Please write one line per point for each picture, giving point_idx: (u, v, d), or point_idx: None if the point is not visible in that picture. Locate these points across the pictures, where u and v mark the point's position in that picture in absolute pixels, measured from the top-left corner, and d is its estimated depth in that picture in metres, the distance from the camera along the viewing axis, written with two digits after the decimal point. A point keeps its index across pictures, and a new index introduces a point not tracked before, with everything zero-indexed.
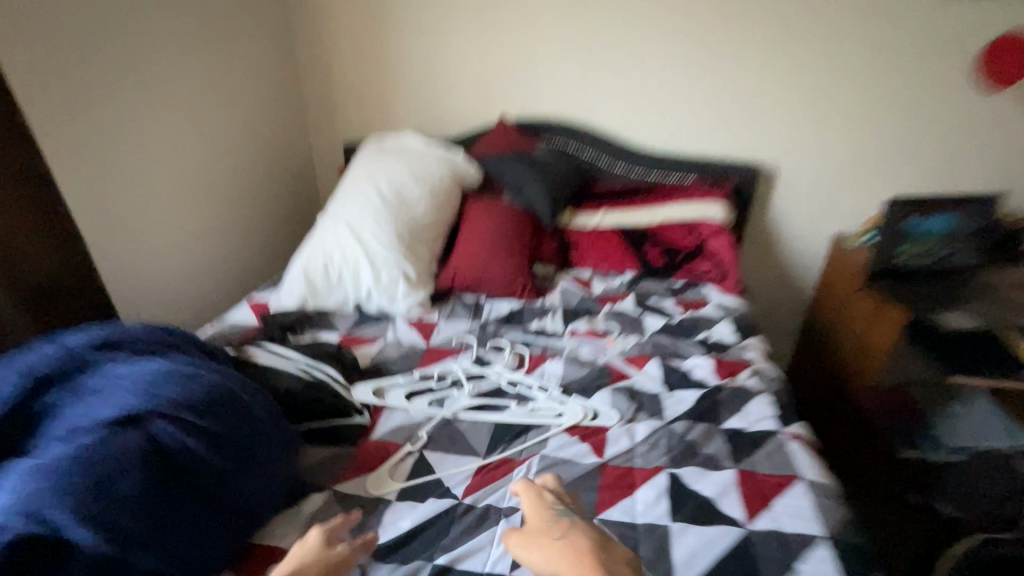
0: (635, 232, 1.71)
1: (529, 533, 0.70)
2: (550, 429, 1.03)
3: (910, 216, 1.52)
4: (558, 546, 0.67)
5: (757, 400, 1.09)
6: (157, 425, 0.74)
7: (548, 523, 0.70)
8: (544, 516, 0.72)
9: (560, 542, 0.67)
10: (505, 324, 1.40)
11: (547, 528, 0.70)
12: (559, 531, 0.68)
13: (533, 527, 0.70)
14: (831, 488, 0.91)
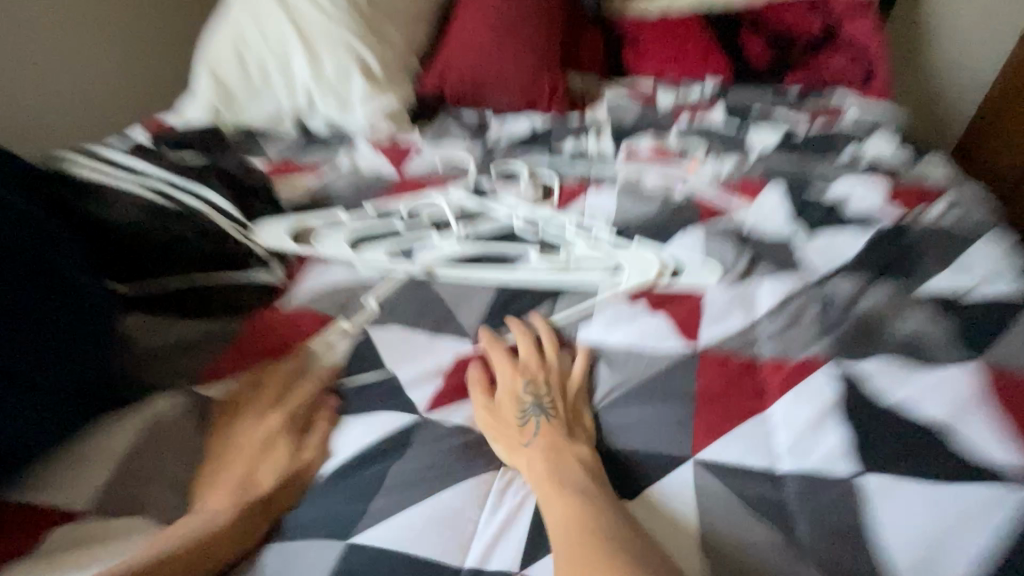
0: (724, 15, 1.12)
1: (498, 420, 0.45)
2: (598, 292, 0.58)
3: None
4: (517, 437, 0.43)
5: (972, 242, 0.60)
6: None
7: (506, 396, 0.46)
8: (508, 388, 0.47)
9: (522, 428, 0.44)
10: (523, 147, 0.90)
11: (507, 407, 0.45)
12: (526, 434, 0.42)
13: (497, 416, 0.45)
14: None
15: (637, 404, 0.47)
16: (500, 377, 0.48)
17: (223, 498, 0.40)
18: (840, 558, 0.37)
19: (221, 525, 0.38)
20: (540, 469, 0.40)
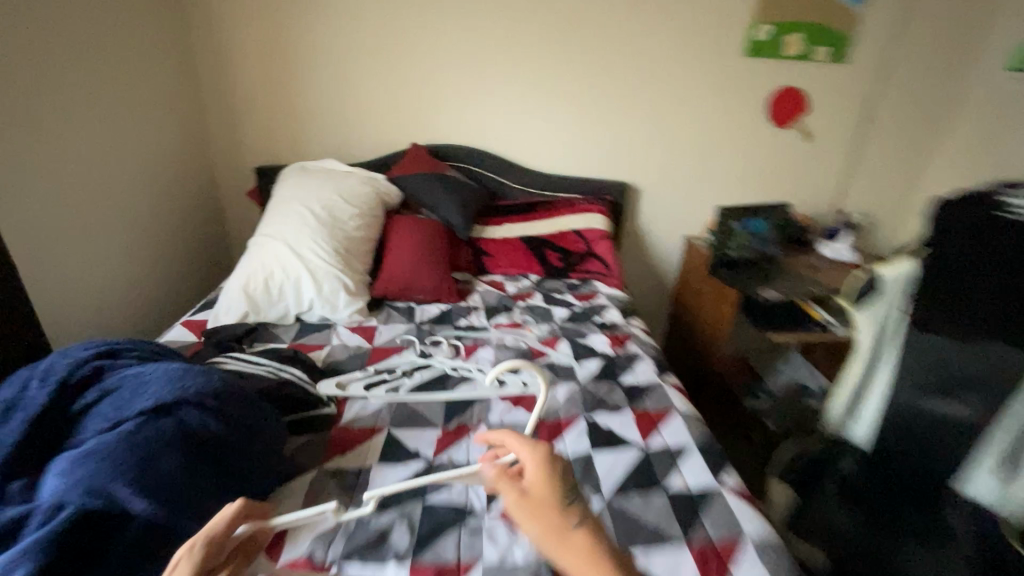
0: (535, 239, 2.04)
1: (538, 501, 0.64)
2: (490, 397, 1.27)
3: (733, 219, 2.07)
4: (557, 481, 0.66)
5: (638, 360, 1.45)
6: (185, 412, 0.80)
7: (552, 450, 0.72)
8: (549, 481, 0.67)
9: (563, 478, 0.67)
10: (437, 323, 1.62)
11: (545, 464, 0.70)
12: (569, 515, 0.61)
13: (544, 498, 0.64)
14: (695, 414, 1.26)
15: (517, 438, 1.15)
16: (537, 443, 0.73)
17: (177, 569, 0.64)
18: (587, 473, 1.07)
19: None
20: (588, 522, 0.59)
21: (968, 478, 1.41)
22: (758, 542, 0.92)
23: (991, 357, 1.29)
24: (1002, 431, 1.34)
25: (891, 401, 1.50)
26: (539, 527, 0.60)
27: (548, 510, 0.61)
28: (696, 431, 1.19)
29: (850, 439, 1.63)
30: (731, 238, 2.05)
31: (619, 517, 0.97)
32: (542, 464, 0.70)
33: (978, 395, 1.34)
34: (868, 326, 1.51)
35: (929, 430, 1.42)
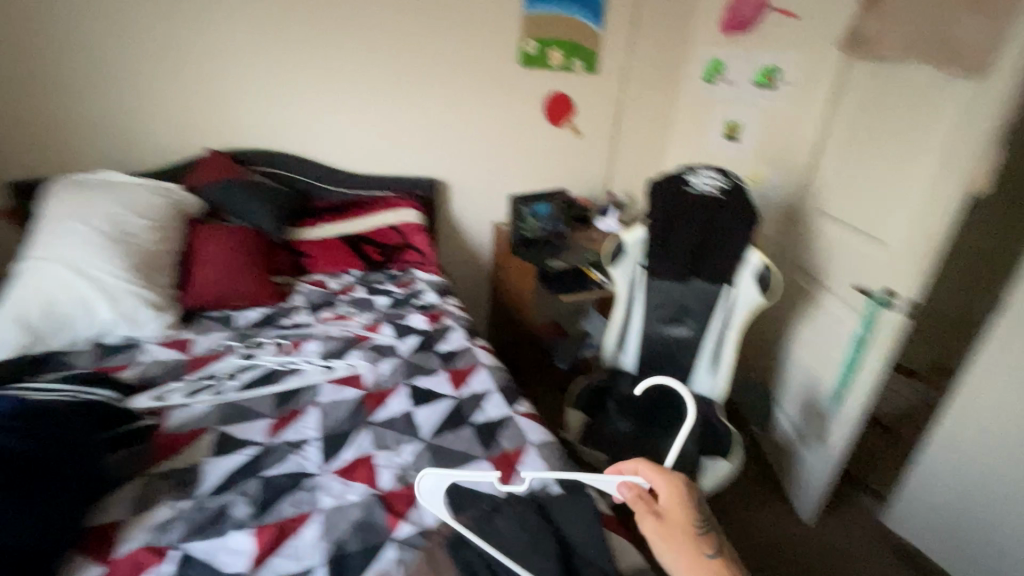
0: (354, 236, 2.18)
1: (670, 527, 0.85)
2: (319, 383, 1.40)
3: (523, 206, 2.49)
4: (690, 517, 0.86)
5: (452, 332, 1.72)
6: None
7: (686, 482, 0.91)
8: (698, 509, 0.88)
9: (695, 513, 0.87)
10: (260, 326, 1.66)
11: (684, 497, 0.89)
12: (702, 544, 0.83)
13: (678, 528, 0.85)
14: (498, 365, 1.57)
15: (346, 410, 1.31)
16: (673, 476, 0.92)
17: None
18: (408, 424, 1.28)
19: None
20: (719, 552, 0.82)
21: (694, 375, 2.06)
22: (537, 445, 1.24)
23: (692, 290, 1.98)
24: (708, 339, 2.02)
25: (645, 332, 2.08)
26: (671, 554, 0.83)
27: (686, 540, 0.83)
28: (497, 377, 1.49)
29: (622, 368, 2.14)
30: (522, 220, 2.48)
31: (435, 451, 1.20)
32: (675, 495, 0.89)
33: (695, 315, 2.01)
34: (621, 278, 2.03)
35: (669, 346, 2.06)
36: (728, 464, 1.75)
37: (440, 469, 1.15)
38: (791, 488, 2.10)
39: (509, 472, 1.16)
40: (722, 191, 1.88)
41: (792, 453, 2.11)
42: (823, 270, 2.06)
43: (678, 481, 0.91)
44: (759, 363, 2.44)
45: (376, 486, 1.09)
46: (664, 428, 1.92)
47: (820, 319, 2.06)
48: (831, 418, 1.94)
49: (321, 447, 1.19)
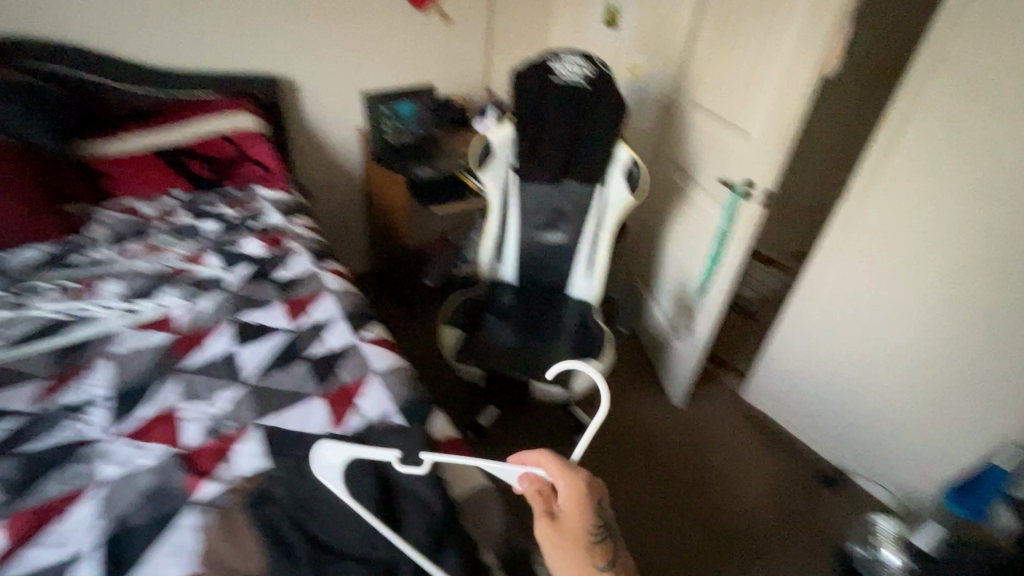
0: (172, 149, 1.82)
1: (563, 534, 0.76)
2: (118, 329, 1.18)
3: (381, 105, 2.19)
4: (588, 523, 0.77)
5: (295, 256, 1.50)
6: None
7: (590, 483, 0.79)
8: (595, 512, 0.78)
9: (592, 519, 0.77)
10: (44, 269, 1.37)
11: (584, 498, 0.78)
12: (591, 555, 0.75)
13: (570, 533, 0.76)
14: (347, 289, 1.40)
15: (149, 358, 1.10)
16: (576, 473, 0.81)
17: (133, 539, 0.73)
18: (228, 369, 1.10)
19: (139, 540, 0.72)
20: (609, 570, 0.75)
21: (572, 280, 2.01)
22: (380, 373, 1.12)
23: (565, 193, 1.89)
24: (585, 243, 1.95)
25: (520, 240, 1.99)
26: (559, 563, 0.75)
27: (575, 550, 0.75)
28: (343, 302, 1.33)
29: (501, 280, 2.07)
30: (383, 122, 2.21)
31: (255, 394, 1.05)
32: (576, 497, 0.78)
33: (571, 219, 1.93)
34: (491, 185, 1.88)
35: (547, 253, 1.99)
36: (599, 365, 1.77)
37: (260, 415, 1.00)
38: (664, 377, 2.23)
39: (343, 407, 1.04)
40: (586, 81, 1.73)
41: (667, 345, 2.21)
42: (694, 164, 2.04)
43: (584, 478, 0.80)
44: (641, 263, 2.48)
45: (177, 445, 0.93)
46: (540, 337, 1.89)
47: (692, 216, 2.06)
48: (697, 310, 2.02)
49: (109, 407, 1.00)
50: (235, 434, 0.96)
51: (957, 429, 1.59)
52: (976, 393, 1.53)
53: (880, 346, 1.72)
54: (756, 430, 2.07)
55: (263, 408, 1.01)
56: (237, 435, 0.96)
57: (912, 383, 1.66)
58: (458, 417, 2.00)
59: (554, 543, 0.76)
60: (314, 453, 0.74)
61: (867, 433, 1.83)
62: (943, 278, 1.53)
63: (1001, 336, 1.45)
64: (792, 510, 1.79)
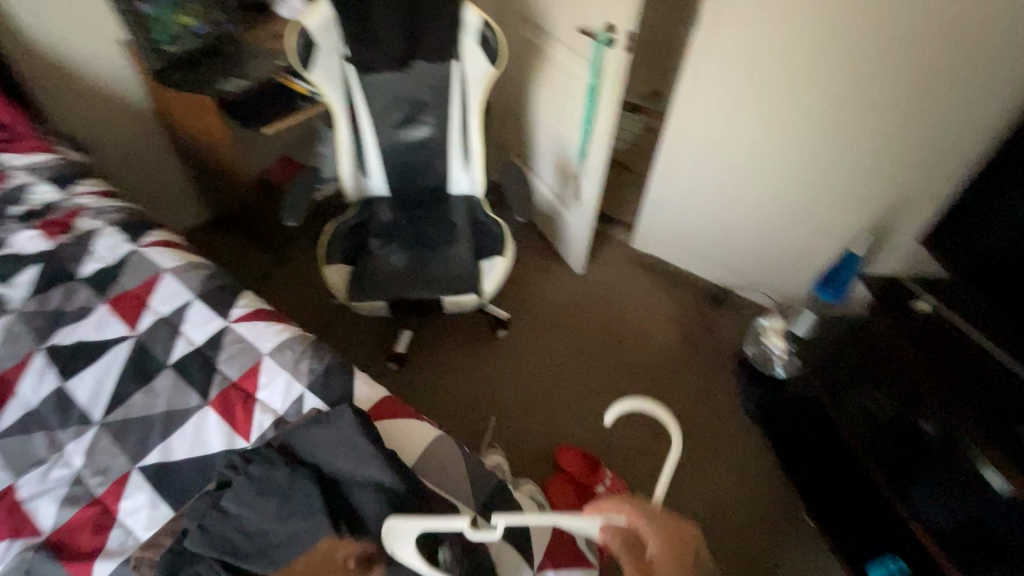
0: None
1: None
2: None
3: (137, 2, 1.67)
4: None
5: (100, 237, 1.17)
6: None
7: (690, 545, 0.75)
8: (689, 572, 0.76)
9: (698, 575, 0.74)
10: None
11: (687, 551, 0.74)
12: None
13: None
14: (189, 261, 1.14)
15: None
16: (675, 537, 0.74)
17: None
18: (65, 418, 0.92)
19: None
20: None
21: (451, 176, 1.81)
22: (275, 353, 0.98)
23: (417, 79, 1.63)
24: (454, 132, 1.73)
25: (381, 146, 1.72)
26: None
27: None
28: (194, 280, 1.09)
29: (373, 194, 1.83)
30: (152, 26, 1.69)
31: (123, 434, 0.90)
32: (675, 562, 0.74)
33: (433, 107, 1.68)
34: (329, 86, 1.56)
35: (418, 152, 1.75)
36: (505, 259, 1.69)
37: (135, 457, 0.87)
38: (563, 250, 2.23)
39: (244, 408, 0.92)
40: None
41: (559, 219, 2.18)
42: (547, 15, 1.84)
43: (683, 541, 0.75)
44: (512, 138, 2.33)
45: (40, 530, 0.80)
46: (435, 247, 1.73)
47: (555, 76, 1.90)
48: (581, 175, 1.97)
49: None
50: (117, 489, 0.84)
51: (816, 227, 1.80)
52: (827, 194, 1.71)
53: (746, 169, 1.83)
54: (652, 275, 2.20)
55: (138, 449, 0.88)
56: (120, 488, 0.84)
57: (775, 196, 1.82)
58: (371, 351, 1.88)
59: None
60: (387, 528, 0.68)
61: (743, 251, 2.01)
62: (791, 91, 1.60)
63: (844, 136, 1.59)
64: (695, 335, 1.99)
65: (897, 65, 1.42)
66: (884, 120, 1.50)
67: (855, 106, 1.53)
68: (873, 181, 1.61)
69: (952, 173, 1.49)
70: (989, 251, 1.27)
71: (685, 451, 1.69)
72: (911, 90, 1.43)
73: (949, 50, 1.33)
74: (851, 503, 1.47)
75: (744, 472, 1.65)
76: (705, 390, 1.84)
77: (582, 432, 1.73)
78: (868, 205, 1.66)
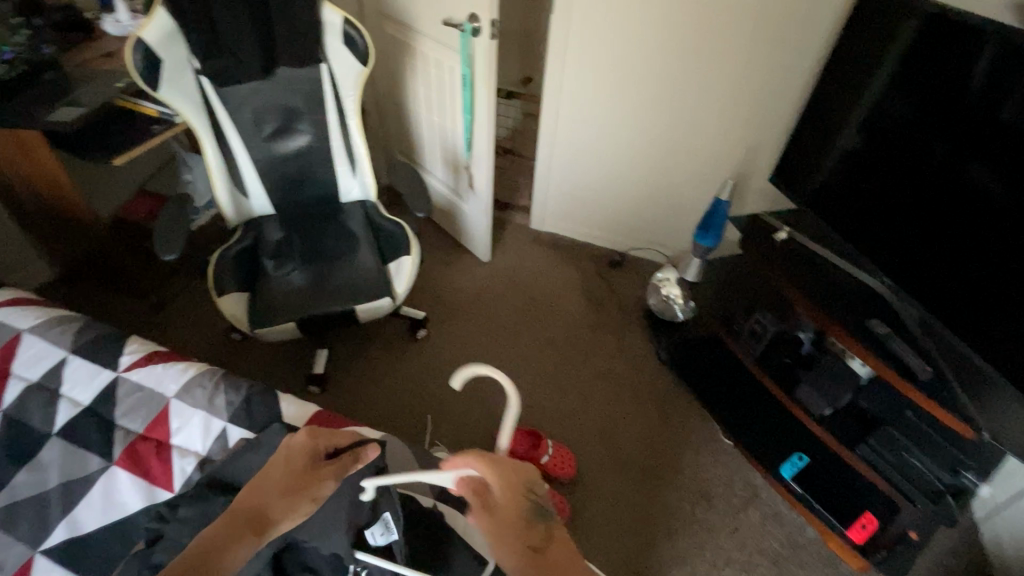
0: None
1: (502, 526, 0.78)
2: None
3: None
4: (522, 509, 0.79)
5: None
6: None
7: (521, 472, 0.81)
8: (526, 500, 0.80)
9: (525, 499, 0.80)
10: None
11: (520, 482, 0.80)
12: (537, 537, 0.79)
13: (510, 527, 0.78)
14: (51, 316, 1.06)
15: None
16: (505, 470, 0.79)
17: (219, 544, 0.72)
18: None
19: (215, 544, 0.72)
20: (546, 550, 0.79)
21: (340, 183, 1.74)
22: (181, 395, 0.94)
23: (284, 86, 1.56)
24: (334, 137, 1.66)
25: (256, 161, 1.63)
26: (509, 558, 0.77)
27: (517, 538, 0.78)
28: (63, 337, 1.01)
29: (258, 214, 1.72)
30: None
31: (12, 520, 0.83)
32: (511, 490, 0.79)
33: (306, 114, 1.61)
34: (185, 104, 1.45)
35: (299, 162, 1.67)
36: (413, 257, 1.66)
37: (33, 542, 0.82)
38: (467, 242, 2.25)
39: (159, 457, 0.89)
40: None
41: (457, 211, 2.19)
42: (408, 9, 1.83)
43: (512, 471, 0.80)
44: (394, 139, 2.31)
45: None
46: (336, 257, 1.67)
47: (427, 69, 1.90)
48: (472, 165, 2.00)
49: None
50: None
51: (689, 183, 1.99)
52: (693, 153, 1.91)
53: (620, 139, 1.97)
54: (553, 251, 2.30)
55: (34, 532, 0.82)
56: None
57: (650, 159, 1.98)
58: (286, 379, 1.77)
59: (501, 533, 0.78)
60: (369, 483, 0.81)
61: (632, 215, 2.17)
62: (645, 62, 1.76)
63: (695, 99, 1.78)
64: (602, 300, 2.12)
65: (727, 31, 1.61)
66: (724, 81, 1.71)
67: (702, 69, 1.71)
68: (727, 136, 1.82)
69: (787, 123, 1.71)
70: (827, 180, 1.50)
71: (612, 406, 1.80)
72: (743, 51, 1.63)
73: (764, 15, 1.54)
74: (754, 417, 1.67)
75: (667, 412, 1.80)
76: (619, 347, 1.97)
77: (516, 411, 1.77)
78: (726, 157, 1.87)
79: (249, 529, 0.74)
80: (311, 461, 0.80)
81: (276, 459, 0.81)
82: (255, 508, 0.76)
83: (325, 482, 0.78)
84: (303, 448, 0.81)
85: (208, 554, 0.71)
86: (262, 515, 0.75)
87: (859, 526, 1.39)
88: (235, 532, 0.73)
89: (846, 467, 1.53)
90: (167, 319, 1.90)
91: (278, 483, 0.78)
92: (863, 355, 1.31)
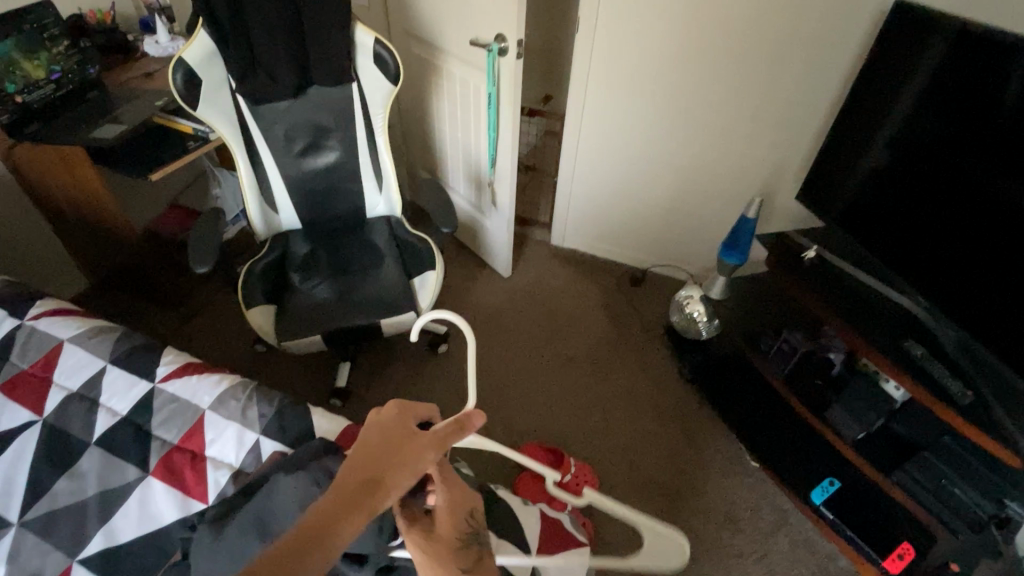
0: None
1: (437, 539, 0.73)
2: None
3: None
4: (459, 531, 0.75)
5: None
6: None
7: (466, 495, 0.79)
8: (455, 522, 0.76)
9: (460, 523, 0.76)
10: None
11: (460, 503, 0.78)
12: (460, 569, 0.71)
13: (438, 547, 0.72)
14: (90, 327, 1.09)
15: None
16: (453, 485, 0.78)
17: (332, 523, 0.63)
18: None
19: (328, 521, 0.63)
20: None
21: (366, 199, 1.77)
22: (216, 406, 0.96)
23: (316, 104, 1.60)
24: (362, 154, 1.69)
25: (287, 177, 1.66)
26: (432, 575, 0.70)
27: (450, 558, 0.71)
28: (103, 347, 1.04)
29: (286, 228, 1.75)
30: None
31: (51, 528, 0.84)
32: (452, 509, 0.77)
33: (336, 131, 1.65)
34: (221, 122, 1.50)
35: (327, 179, 1.70)
36: (436, 273, 1.66)
37: (70, 550, 0.82)
38: (488, 257, 2.26)
39: (194, 468, 0.90)
40: None
41: (479, 227, 2.21)
42: (435, 29, 1.87)
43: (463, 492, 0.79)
44: (418, 156, 2.35)
45: None
46: (362, 270, 1.69)
47: (452, 88, 1.94)
48: (495, 182, 2.01)
49: None
50: None
51: (713, 201, 1.98)
52: (716, 171, 1.90)
53: (643, 155, 1.98)
54: (575, 267, 2.30)
55: (72, 540, 0.83)
56: None
57: (673, 176, 1.98)
58: (311, 392, 1.78)
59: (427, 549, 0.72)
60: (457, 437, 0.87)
61: (655, 232, 2.17)
62: (670, 80, 1.77)
63: (719, 116, 1.78)
64: (624, 316, 2.11)
65: (752, 50, 1.62)
66: (749, 100, 1.71)
67: (727, 86, 1.71)
68: (752, 154, 1.81)
69: (813, 141, 1.70)
70: (856, 198, 1.48)
71: (635, 425, 1.78)
72: (768, 69, 1.63)
73: (790, 34, 1.55)
74: (782, 439, 1.63)
75: (691, 432, 1.76)
76: (642, 365, 1.94)
77: (538, 427, 1.76)
78: (751, 175, 1.86)
79: (359, 502, 0.65)
80: (409, 432, 0.74)
81: (369, 431, 0.74)
82: (360, 479, 0.68)
83: (428, 451, 0.72)
84: (395, 420, 0.75)
85: (321, 531, 0.62)
86: (367, 489, 0.67)
87: (896, 556, 1.34)
88: (343, 509, 0.65)
89: (880, 494, 1.48)
90: (195, 329, 1.93)
91: (380, 454, 0.70)
92: (899, 377, 1.27)
